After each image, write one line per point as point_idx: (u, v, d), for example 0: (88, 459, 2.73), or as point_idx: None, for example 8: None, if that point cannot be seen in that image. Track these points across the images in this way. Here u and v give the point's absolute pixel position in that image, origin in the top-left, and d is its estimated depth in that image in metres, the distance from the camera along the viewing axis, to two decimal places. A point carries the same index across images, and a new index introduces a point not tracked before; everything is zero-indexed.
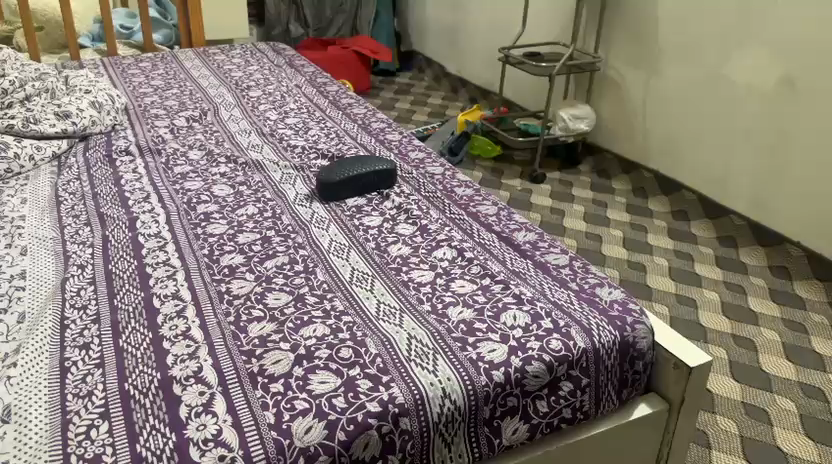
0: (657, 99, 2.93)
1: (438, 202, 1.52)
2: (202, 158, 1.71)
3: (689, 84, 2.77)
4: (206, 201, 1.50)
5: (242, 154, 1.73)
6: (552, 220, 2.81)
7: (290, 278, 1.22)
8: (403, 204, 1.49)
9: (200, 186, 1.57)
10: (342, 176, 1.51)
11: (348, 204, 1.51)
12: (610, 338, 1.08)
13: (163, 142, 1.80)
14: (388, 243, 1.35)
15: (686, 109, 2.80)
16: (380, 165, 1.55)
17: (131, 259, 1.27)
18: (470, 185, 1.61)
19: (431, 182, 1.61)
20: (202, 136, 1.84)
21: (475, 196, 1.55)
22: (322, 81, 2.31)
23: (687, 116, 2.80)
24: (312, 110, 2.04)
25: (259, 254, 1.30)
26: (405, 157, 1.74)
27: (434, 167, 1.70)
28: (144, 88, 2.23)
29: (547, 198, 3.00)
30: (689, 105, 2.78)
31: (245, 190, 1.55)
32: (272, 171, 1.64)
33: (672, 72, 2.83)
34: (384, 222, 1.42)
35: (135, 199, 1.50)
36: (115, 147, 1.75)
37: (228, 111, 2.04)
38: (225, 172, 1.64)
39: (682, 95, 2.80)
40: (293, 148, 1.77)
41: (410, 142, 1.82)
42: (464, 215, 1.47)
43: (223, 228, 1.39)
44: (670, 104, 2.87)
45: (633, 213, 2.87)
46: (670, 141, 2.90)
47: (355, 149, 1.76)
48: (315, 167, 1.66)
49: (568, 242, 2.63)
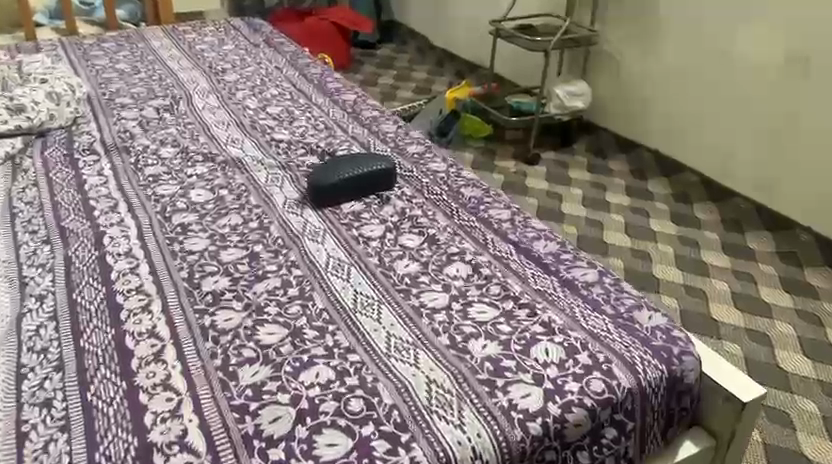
0: (658, 88, 2.79)
1: (444, 204, 1.36)
2: (177, 156, 1.53)
3: (693, 74, 2.63)
4: (182, 209, 1.33)
5: (222, 151, 1.56)
6: (549, 205, 2.67)
7: (284, 306, 1.06)
8: (406, 209, 1.33)
9: (175, 190, 1.39)
10: (335, 178, 1.35)
11: (344, 209, 1.35)
12: (658, 374, 0.95)
13: (132, 136, 1.62)
14: (392, 257, 1.19)
15: (690, 101, 2.66)
16: (378, 164, 1.39)
17: (97, 285, 1.10)
18: (477, 183, 1.45)
19: (434, 181, 1.45)
20: (175, 129, 1.66)
21: (484, 196, 1.40)
22: (305, 62, 2.12)
23: (691, 107, 2.66)
24: (296, 96, 1.86)
25: (247, 275, 1.13)
26: (403, 149, 1.57)
27: (436, 159, 1.54)
28: (108, 73, 2.02)
29: (542, 181, 2.86)
30: (693, 96, 2.65)
31: (226, 195, 1.38)
32: (256, 171, 1.47)
33: (674, 62, 2.69)
34: (386, 231, 1.27)
35: (101, 209, 1.32)
36: (77, 145, 1.57)
37: (202, 99, 1.85)
38: (202, 172, 1.46)
39: (686, 85, 2.66)
40: (277, 142, 1.60)
41: (407, 133, 1.65)
42: (475, 220, 1.31)
43: (203, 243, 1.22)
44: (672, 95, 2.73)
45: (634, 196, 2.74)
46: (673, 134, 2.76)
47: (348, 142, 1.59)
48: (306, 165, 1.50)
49: (568, 230, 2.50)
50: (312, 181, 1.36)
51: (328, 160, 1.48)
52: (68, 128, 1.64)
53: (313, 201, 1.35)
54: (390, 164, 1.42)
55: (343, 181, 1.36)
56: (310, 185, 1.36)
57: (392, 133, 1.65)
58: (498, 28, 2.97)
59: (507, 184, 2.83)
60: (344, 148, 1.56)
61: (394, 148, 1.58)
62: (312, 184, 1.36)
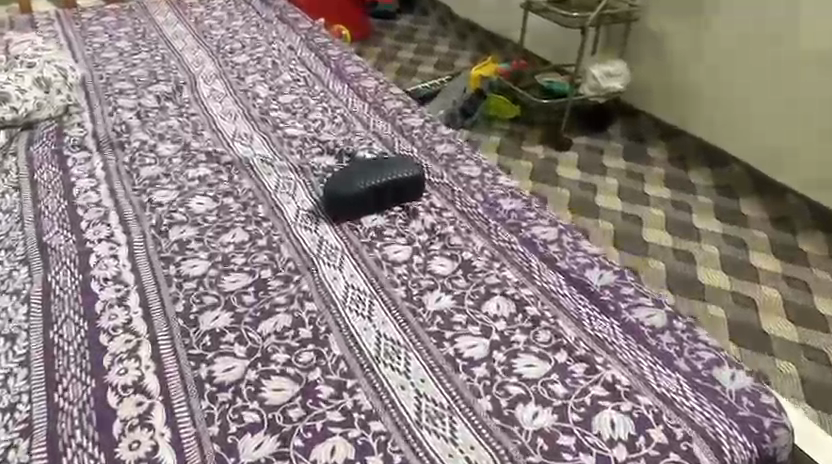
0: (701, 74, 2.58)
1: (480, 220, 1.19)
2: (178, 154, 1.36)
3: (744, 58, 2.42)
4: (180, 221, 1.16)
5: (228, 149, 1.38)
6: (582, 197, 2.49)
7: (295, 352, 0.90)
8: (436, 226, 1.16)
9: (174, 197, 1.23)
10: (356, 187, 1.18)
11: (365, 223, 1.18)
12: (746, 456, 0.79)
13: (128, 129, 1.45)
14: (422, 287, 1.03)
15: (737, 88, 2.46)
16: (404, 169, 1.21)
17: (77, 321, 0.95)
18: (516, 194, 1.27)
19: (467, 190, 1.28)
20: (177, 121, 1.49)
21: (525, 210, 1.22)
22: (322, 42, 1.93)
23: (739, 94, 2.45)
24: (311, 82, 1.68)
25: (253, 309, 0.97)
26: (431, 151, 1.40)
27: (469, 164, 1.36)
28: (106, 53, 1.84)
29: (575, 168, 2.67)
30: (742, 82, 2.44)
31: (231, 203, 1.21)
32: (266, 175, 1.30)
33: (721, 46, 2.48)
34: (414, 254, 1.10)
35: (88, 220, 1.16)
36: (68, 140, 1.41)
37: (207, 84, 1.67)
38: (204, 175, 1.29)
39: (736, 69, 2.45)
40: (289, 139, 1.42)
41: (435, 130, 1.47)
42: (516, 241, 1.14)
43: (204, 266, 1.06)
44: (719, 78, 2.52)
45: (673, 187, 2.54)
46: (717, 122, 2.56)
47: (369, 142, 1.41)
48: (322, 167, 1.32)
49: (603, 226, 2.33)
50: (329, 190, 1.19)
51: (345, 165, 1.30)
52: (58, 120, 1.47)
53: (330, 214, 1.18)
54: (417, 168, 1.24)
55: (366, 191, 1.18)
56: (327, 194, 1.19)
57: (418, 129, 1.47)
58: (530, 3, 2.73)
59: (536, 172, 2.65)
60: (366, 148, 1.38)
61: (422, 149, 1.40)
62: (329, 193, 1.18)
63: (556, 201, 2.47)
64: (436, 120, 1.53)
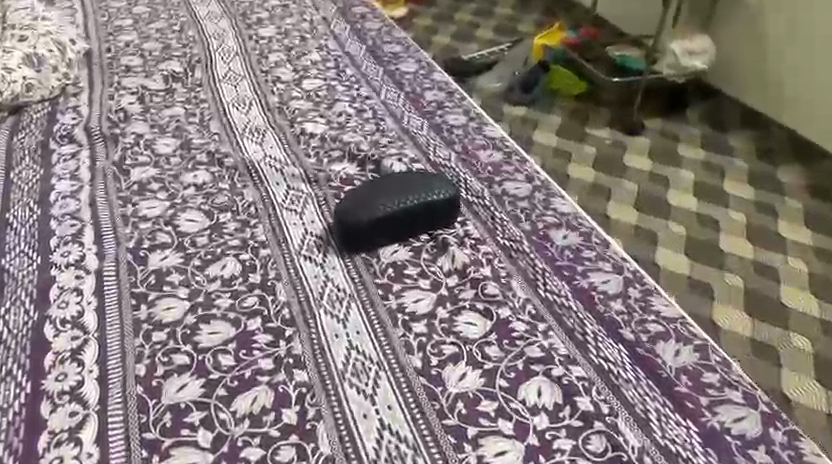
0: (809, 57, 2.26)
1: (525, 261, 0.96)
2: (176, 152, 1.17)
3: None
4: (163, 244, 0.97)
5: (234, 148, 1.18)
6: (652, 192, 2.21)
7: (272, 445, 0.71)
8: (470, 266, 0.94)
9: (163, 211, 1.04)
10: (377, 209, 0.96)
11: (384, 256, 0.97)
12: None
13: (127, 117, 1.26)
14: (442, 356, 0.81)
15: None
16: (437, 188, 0.99)
17: (18, 381, 0.78)
18: (573, 223, 1.03)
19: (512, 215, 1.05)
20: (182, 109, 1.29)
21: (582, 249, 0.99)
22: (361, 14, 1.69)
23: None
24: (342, 64, 1.45)
25: (229, 376, 0.78)
26: (473, 161, 1.17)
27: (517, 180, 1.13)
28: (120, 18, 1.65)
29: (644, 156, 2.38)
30: None
31: (228, 222, 1.02)
32: (273, 184, 1.10)
33: None
34: (437, 305, 0.88)
35: (59, 237, 0.99)
36: (58, 126, 1.23)
37: (224, 62, 1.46)
38: (203, 181, 1.10)
39: None
40: (307, 136, 1.21)
41: (480, 134, 1.24)
42: (568, 292, 0.91)
43: (180, 310, 0.87)
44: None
45: (759, 185, 2.24)
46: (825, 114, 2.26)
47: (400, 146, 1.19)
48: (340, 178, 1.11)
49: (674, 230, 2.06)
50: (345, 210, 0.97)
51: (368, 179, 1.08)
52: (51, 105, 1.29)
53: (344, 241, 0.97)
54: (453, 185, 1.01)
55: (389, 215, 0.96)
56: (341, 214, 0.97)
57: (460, 133, 1.24)
58: None
59: (600, 158, 2.37)
60: (395, 154, 1.16)
61: (462, 160, 1.17)
62: (344, 214, 0.96)
63: (620, 194, 2.20)
64: (482, 118, 1.29)
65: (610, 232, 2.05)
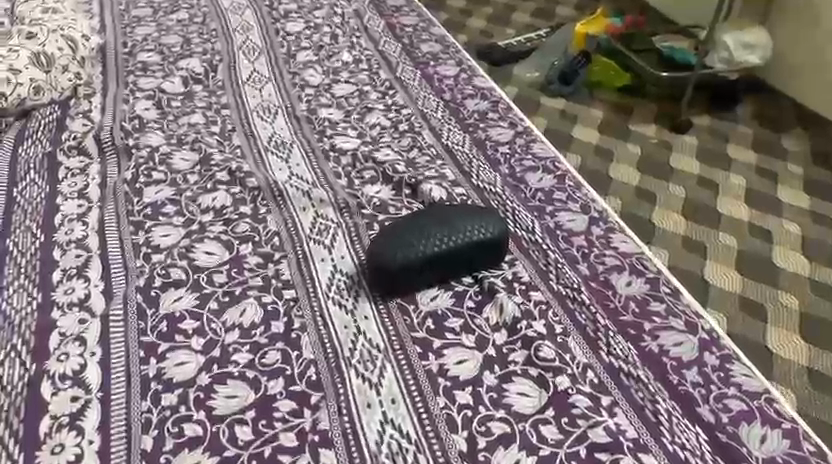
0: None
1: (583, 314, 0.84)
2: (194, 169, 1.07)
3: None
4: (177, 281, 0.87)
5: (257, 165, 1.08)
6: (701, 199, 2.06)
7: None
8: (520, 321, 0.82)
9: (177, 239, 0.94)
10: (417, 249, 0.84)
11: (422, 303, 0.86)
12: None
13: (142, 125, 1.16)
14: (491, 437, 0.70)
15: None
16: (483, 222, 0.88)
17: (10, 452, 0.69)
18: (637, 266, 0.91)
19: (566, 254, 0.93)
20: (202, 117, 1.19)
21: (649, 300, 0.86)
22: (396, 6, 1.57)
23: None
24: (376, 66, 1.33)
25: (247, 455, 0.69)
26: (521, 186, 1.05)
27: (572, 209, 1.00)
28: (138, 7, 1.54)
29: (690, 156, 2.23)
30: None
31: (249, 255, 0.92)
32: (300, 210, 0.99)
33: None
34: (484, 368, 0.77)
35: (63, 270, 0.89)
36: (67, 135, 1.13)
37: (249, 61, 1.35)
38: (222, 205, 1.00)
39: None
40: (337, 153, 1.10)
41: (528, 152, 1.12)
42: (633, 355, 0.79)
43: (194, 368, 0.77)
44: None
45: (817, 194, 2.08)
46: None
47: (440, 167, 1.07)
48: (373, 205, 1.00)
49: (725, 242, 1.92)
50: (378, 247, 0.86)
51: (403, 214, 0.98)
52: (60, 110, 1.19)
53: (378, 283, 0.85)
54: (498, 218, 0.90)
55: (428, 258, 0.85)
56: (374, 252, 0.86)
57: (506, 151, 1.12)
58: None
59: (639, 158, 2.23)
60: (434, 176, 1.05)
61: (509, 184, 1.05)
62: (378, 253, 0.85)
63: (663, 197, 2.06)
64: (530, 133, 1.17)
65: (651, 239, 1.92)
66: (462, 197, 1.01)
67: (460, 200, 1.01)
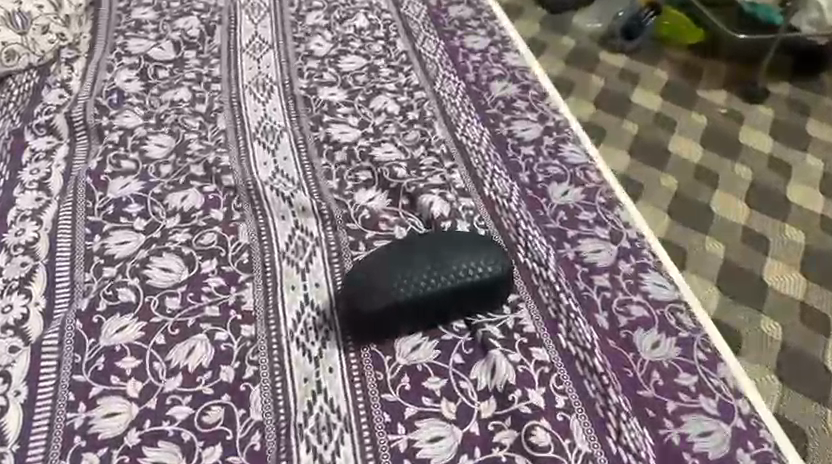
0: None
1: (593, 383, 0.69)
2: (169, 159, 0.94)
3: None
4: (124, 305, 0.76)
5: (239, 157, 0.94)
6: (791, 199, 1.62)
7: None
8: (514, 390, 0.68)
9: (134, 250, 0.82)
10: (397, 291, 0.70)
11: (401, 354, 0.72)
12: None
13: (120, 100, 1.03)
14: None
15: None
16: (480, 256, 0.73)
17: None
18: (668, 320, 0.75)
19: (584, 296, 0.77)
20: (189, 93, 1.05)
21: (677, 369, 0.71)
22: None
23: None
24: (393, 34, 1.16)
25: None
26: (542, 200, 0.88)
27: (598, 236, 0.84)
28: None
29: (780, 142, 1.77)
30: None
31: (210, 275, 0.80)
32: (277, 219, 0.86)
33: None
34: (461, 451, 0.64)
35: (5, 282, 0.79)
36: (40, 107, 1.02)
37: (252, 22, 1.20)
38: (192, 207, 0.88)
39: None
40: (332, 146, 0.95)
41: (556, 154, 0.94)
42: (648, 447, 0.65)
43: (124, 421, 0.66)
44: None
45: None
46: None
47: (448, 170, 0.91)
48: (362, 217, 0.85)
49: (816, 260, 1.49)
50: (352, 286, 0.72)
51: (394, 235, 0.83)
52: (37, 82, 1.08)
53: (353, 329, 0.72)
54: (501, 250, 0.75)
55: (408, 302, 0.71)
56: (348, 292, 0.72)
57: (530, 152, 0.95)
58: None
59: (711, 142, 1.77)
60: (439, 183, 0.89)
61: (527, 196, 0.89)
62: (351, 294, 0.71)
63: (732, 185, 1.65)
64: (562, 130, 0.99)
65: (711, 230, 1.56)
66: (468, 213, 0.86)
67: (465, 215, 0.85)
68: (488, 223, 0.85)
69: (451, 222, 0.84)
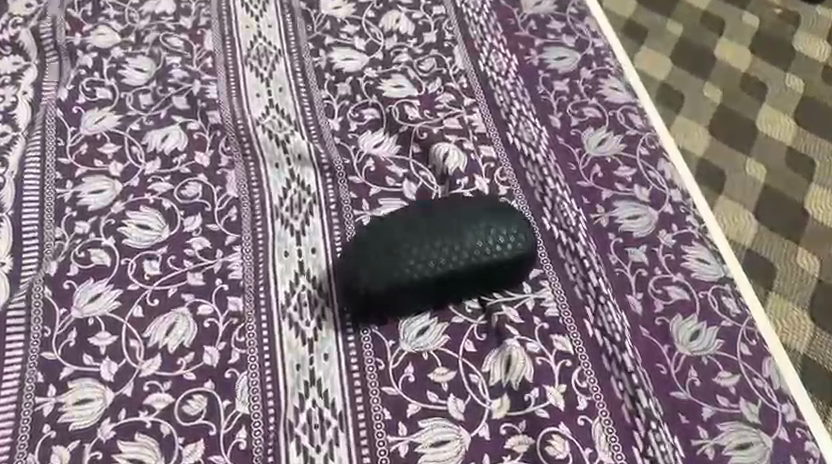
0: None
1: (620, 382, 0.61)
2: (149, 86, 0.83)
3: None
4: (98, 269, 0.68)
5: (228, 88, 0.82)
6: None
7: None
8: (531, 388, 0.60)
9: (110, 202, 0.73)
10: (402, 268, 0.62)
11: (405, 339, 0.64)
12: None
13: (95, 11, 0.90)
14: None
15: None
16: (500, 228, 0.63)
17: None
18: (711, 306, 0.66)
19: (617, 273, 0.67)
20: (172, 3, 0.91)
21: (717, 366, 0.62)
22: None
23: None
24: None
25: None
26: (574, 151, 0.76)
27: (636, 198, 0.73)
28: None
29: None
30: None
31: (194, 234, 0.71)
32: (270, 167, 0.75)
33: None
34: (468, 458, 0.58)
35: None
36: (3, 18, 0.89)
37: None
38: (175, 149, 0.77)
39: None
40: (335, 77, 0.83)
41: (593, 93, 0.81)
42: (678, 461, 0.58)
43: (98, 410, 0.60)
44: None
45: None
46: None
47: (467, 111, 0.79)
48: (365, 169, 0.74)
49: None
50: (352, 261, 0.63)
51: (403, 192, 0.73)
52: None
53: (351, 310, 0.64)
54: (524, 220, 0.65)
55: (417, 281, 0.62)
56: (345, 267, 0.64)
57: (563, 89, 0.82)
58: None
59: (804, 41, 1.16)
60: (456, 128, 0.77)
61: (557, 144, 0.77)
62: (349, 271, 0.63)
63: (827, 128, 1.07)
64: (603, 60, 0.85)
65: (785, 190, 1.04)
66: (488, 166, 0.75)
67: (484, 169, 0.74)
68: (511, 178, 0.74)
69: (467, 178, 0.73)
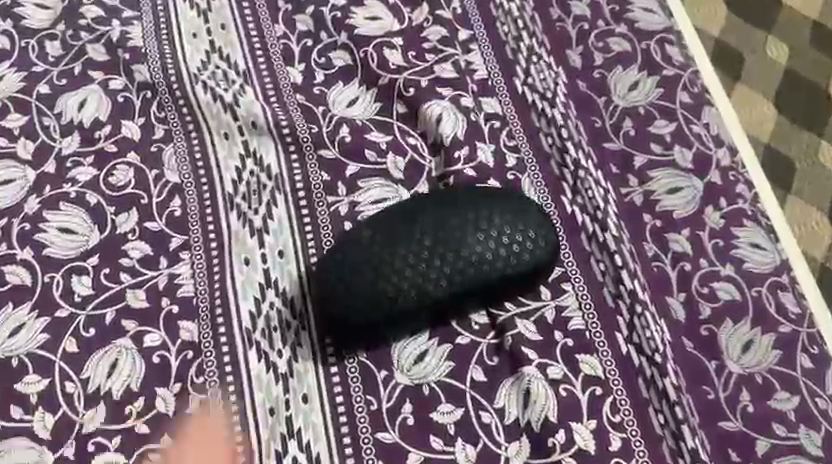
0: None
1: (660, 414, 0.51)
2: (55, 29, 0.64)
3: None
4: (17, 292, 0.55)
5: (155, 28, 0.64)
6: None
7: None
8: (555, 430, 0.50)
9: (21, 196, 0.58)
10: (393, 287, 0.50)
11: (398, 368, 0.52)
12: None
13: None
14: None
15: None
16: (512, 231, 0.51)
17: None
18: (765, 306, 0.55)
19: (654, 269, 0.55)
20: None
21: (772, 384, 0.53)
22: None
23: None
24: None
25: None
26: (598, 100, 0.61)
27: (676, 165, 0.59)
28: None
29: None
30: None
31: (131, 236, 0.57)
32: (218, 139, 0.60)
33: None
34: None
35: None
36: None
37: None
38: (96, 119, 0.61)
39: None
40: (291, 6, 0.65)
41: (621, 15, 0.64)
42: None
43: None
44: None
45: None
46: None
47: (462, 50, 0.63)
48: (339, 140, 0.60)
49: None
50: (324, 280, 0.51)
51: (385, 166, 0.59)
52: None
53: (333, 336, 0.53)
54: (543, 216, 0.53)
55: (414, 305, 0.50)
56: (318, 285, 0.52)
57: (583, 11, 0.65)
58: None
59: None
60: (450, 77, 0.62)
61: (578, 91, 0.61)
62: (326, 290, 0.51)
63: None
64: None
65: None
66: (492, 125, 0.60)
67: (487, 131, 0.59)
68: (521, 143, 0.59)
69: (467, 147, 0.59)
